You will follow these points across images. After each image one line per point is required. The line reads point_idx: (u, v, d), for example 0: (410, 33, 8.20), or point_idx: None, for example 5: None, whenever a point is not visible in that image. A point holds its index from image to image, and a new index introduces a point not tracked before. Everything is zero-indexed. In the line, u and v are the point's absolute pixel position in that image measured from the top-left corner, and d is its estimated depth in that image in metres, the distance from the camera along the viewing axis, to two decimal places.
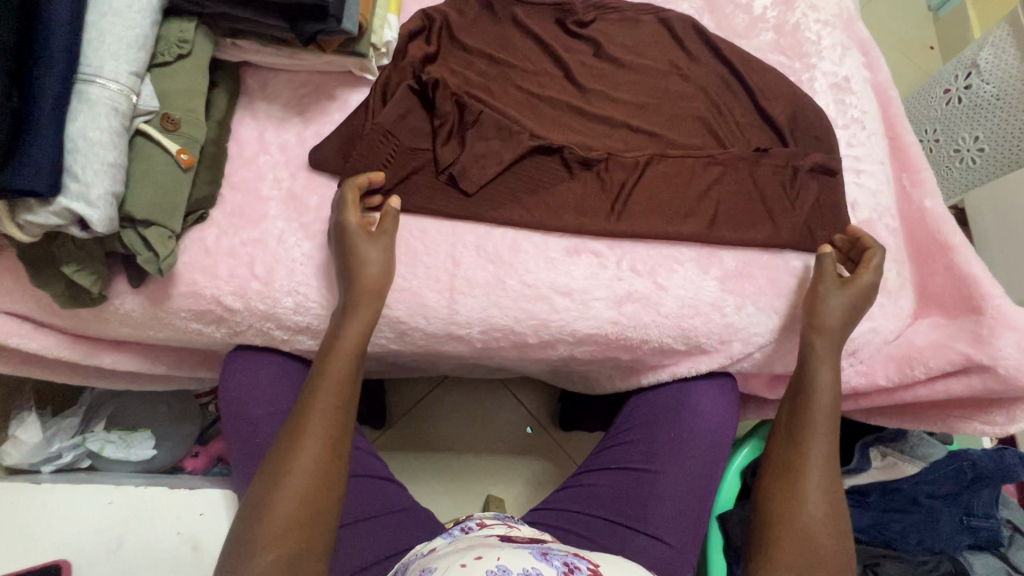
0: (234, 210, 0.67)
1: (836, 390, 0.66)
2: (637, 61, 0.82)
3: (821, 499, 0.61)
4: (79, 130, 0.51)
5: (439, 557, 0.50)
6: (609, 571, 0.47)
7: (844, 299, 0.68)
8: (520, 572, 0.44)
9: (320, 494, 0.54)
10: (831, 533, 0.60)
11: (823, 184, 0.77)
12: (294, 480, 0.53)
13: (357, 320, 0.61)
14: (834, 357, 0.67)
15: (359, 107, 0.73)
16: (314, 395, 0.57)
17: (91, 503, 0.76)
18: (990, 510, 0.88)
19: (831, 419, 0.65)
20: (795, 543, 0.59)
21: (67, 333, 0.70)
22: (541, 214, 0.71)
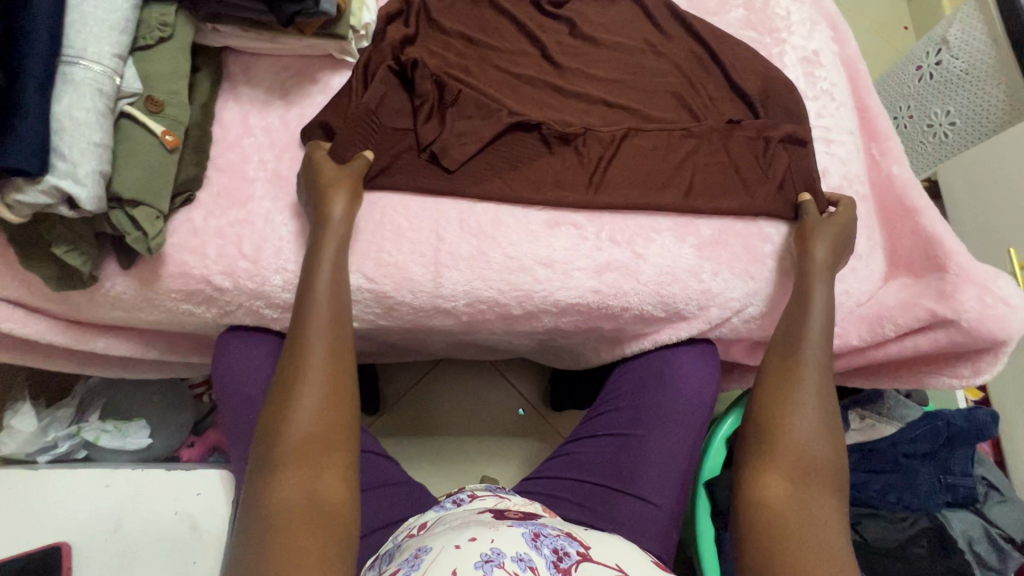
0: (221, 191, 0.69)
1: (828, 314, 0.68)
2: (614, 40, 0.84)
3: (815, 409, 0.63)
4: (64, 110, 0.53)
5: (434, 537, 0.51)
6: (598, 553, 0.49)
7: (830, 228, 0.72)
8: (512, 556, 0.45)
9: (336, 417, 0.56)
10: (824, 438, 0.62)
11: (796, 157, 0.79)
12: (311, 404, 0.55)
13: (327, 254, 0.63)
14: (827, 283, 0.70)
15: (342, 88, 0.75)
16: (312, 320, 0.59)
17: (89, 487, 0.78)
18: (968, 468, 0.90)
19: (822, 336, 0.67)
20: (792, 451, 0.61)
21: (59, 319, 0.71)
22: (521, 188, 0.73)
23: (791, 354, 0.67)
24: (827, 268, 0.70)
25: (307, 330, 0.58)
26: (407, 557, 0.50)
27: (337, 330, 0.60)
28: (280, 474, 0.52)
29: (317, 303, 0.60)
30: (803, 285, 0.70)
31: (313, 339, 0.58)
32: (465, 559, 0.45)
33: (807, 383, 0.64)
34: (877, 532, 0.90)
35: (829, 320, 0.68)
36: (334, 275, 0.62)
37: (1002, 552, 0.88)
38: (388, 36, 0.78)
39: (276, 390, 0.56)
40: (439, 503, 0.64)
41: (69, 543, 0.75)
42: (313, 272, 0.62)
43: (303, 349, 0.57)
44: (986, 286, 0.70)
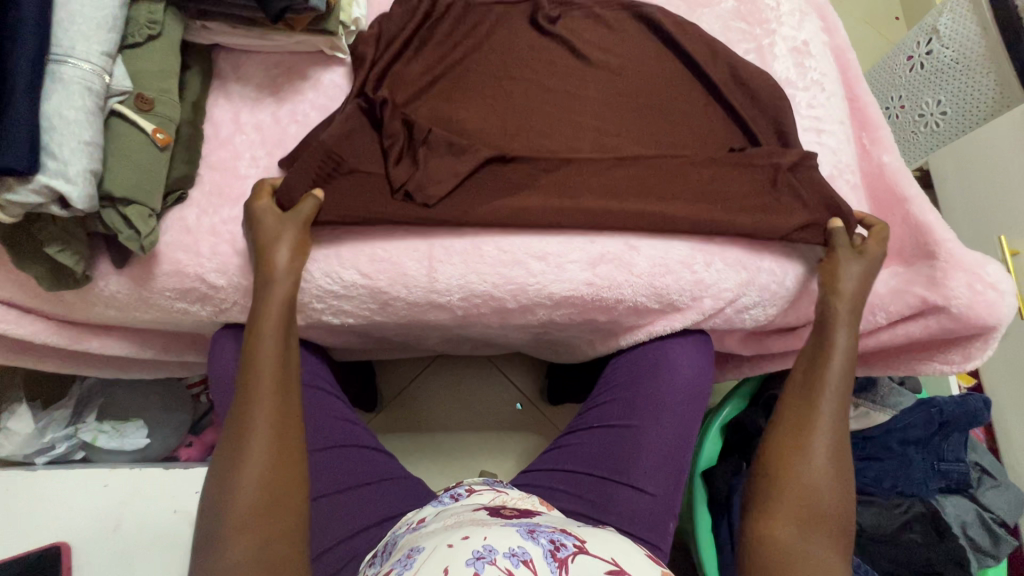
0: (213, 189, 0.69)
1: (849, 359, 0.67)
2: (605, 65, 0.83)
3: (826, 452, 0.62)
4: (54, 109, 0.53)
5: (428, 536, 0.52)
6: (593, 547, 0.49)
7: (859, 265, 0.71)
8: (505, 551, 0.46)
9: (280, 476, 0.55)
10: (833, 483, 0.61)
11: (805, 185, 0.75)
12: (255, 467, 0.54)
13: (270, 312, 0.61)
14: (850, 324, 0.69)
15: (304, 138, 0.71)
16: (258, 372, 0.58)
17: (87, 488, 0.78)
18: (960, 454, 0.92)
19: (840, 383, 0.65)
20: (798, 496, 0.60)
21: (54, 319, 0.71)
22: (509, 214, 0.70)
23: (804, 400, 0.65)
24: (851, 317, 0.69)
25: (251, 386, 0.58)
26: (399, 557, 0.50)
27: (280, 385, 0.59)
28: (228, 540, 0.52)
29: (262, 357, 0.59)
30: (826, 326, 0.69)
31: (257, 397, 0.57)
32: (456, 557, 0.46)
33: (816, 431, 0.63)
34: (872, 518, 0.91)
35: (850, 364, 0.67)
36: (278, 325, 0.61)
37: (995, 535, 0.89)
38: (360, 70, 0.76)
39: (224, 451, 0.56)
40: (437, 498, 0.65)
41: (69, 544, 0.75)
42: (258, 320, 0.61)
43: (246, 408, 0.57)
44: (977, 272, 0.71)
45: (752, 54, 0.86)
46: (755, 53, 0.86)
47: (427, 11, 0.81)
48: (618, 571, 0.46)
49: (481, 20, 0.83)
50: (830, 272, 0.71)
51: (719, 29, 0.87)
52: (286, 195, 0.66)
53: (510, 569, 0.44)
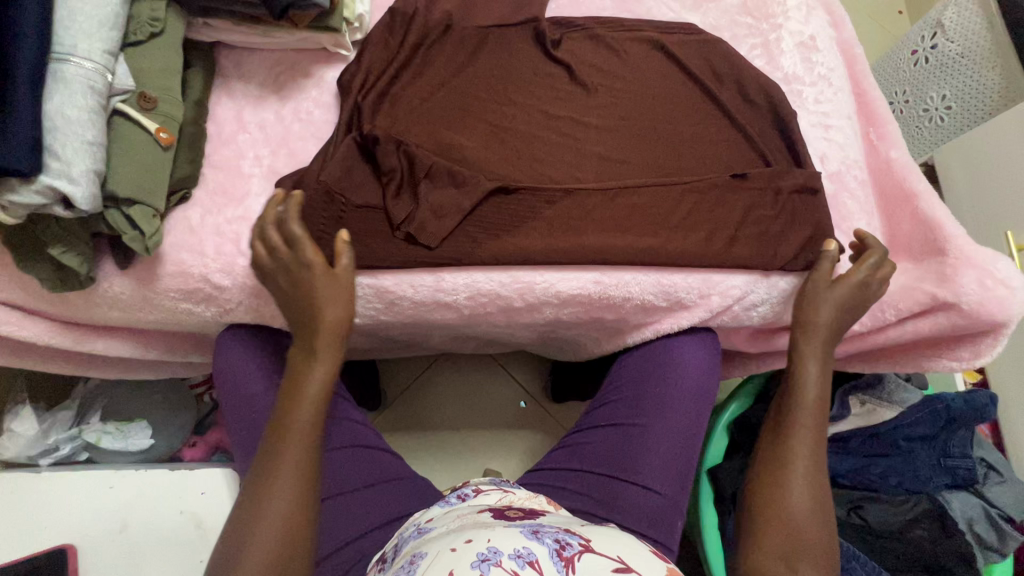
0: (217, 188, 0.68)
1: (823, 388, 0.67)
2: (610, 85, 0.80)
3: (807, 488, 0.61)
4: (56, 108, 0.52)
5: (430, 541, 0.52)
6: (601, 545, 0.48)
7: (834, 297, 0.69)
8: (510, 552, 0.45)
9: (291, 538, 0.52)
10: (815, 520, 0.59)
11: (808, 209, 0.75)
12: (268, 526, 0.51)
13: (319, 364, 0.58)
14: (822, 355, 0.68)
15: (301, 170, 0.69)
16: (294, 424, 0.55)
17: (92, 490, 0.77)
18: (967, 450, 0.91)
19: (813, 413, 0.65)
20: (780, 537, 0.58)
21: (57, 320, 0.71)
22: (515, 252, 0.69)
23: (781, 432, 0.65)
24: (823, 349, 0.68)
25: (279, 450, 0.54)
26: (403, 565, 0.50)
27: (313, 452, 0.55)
28: None
29: (296, 419, 0.55)
30: (797, 352, 0.69)
31: (284, 462, 0.54)
32: (462, 561, 0.45)
33: (796, 463, 0.62)
34: (879, 516, 0.91)
35: (823, 392, 0.67)
36: (320, 389, 0.57)
37: (1000, 531, 0.89)
38: (350, 96, 0.72)
39: (240, 511, 0.53)
40: (444, 498, 0.65)
41: (75, 545, 0.74)
42: (302, 367, 0.58)
43: (270, 473, 0.53)
44: (986, 268, 0.70)
45: (758, 49, 0.85)
46: (761, 48, 0.85)
47: (422, 27, 0.77)
48: (625, 568, 0.45)
49: (479, 36, 0.78)
50: (806, 301, 0.70)
51: (725, 23, 0.86)
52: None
53: (515, 570, 0.44)
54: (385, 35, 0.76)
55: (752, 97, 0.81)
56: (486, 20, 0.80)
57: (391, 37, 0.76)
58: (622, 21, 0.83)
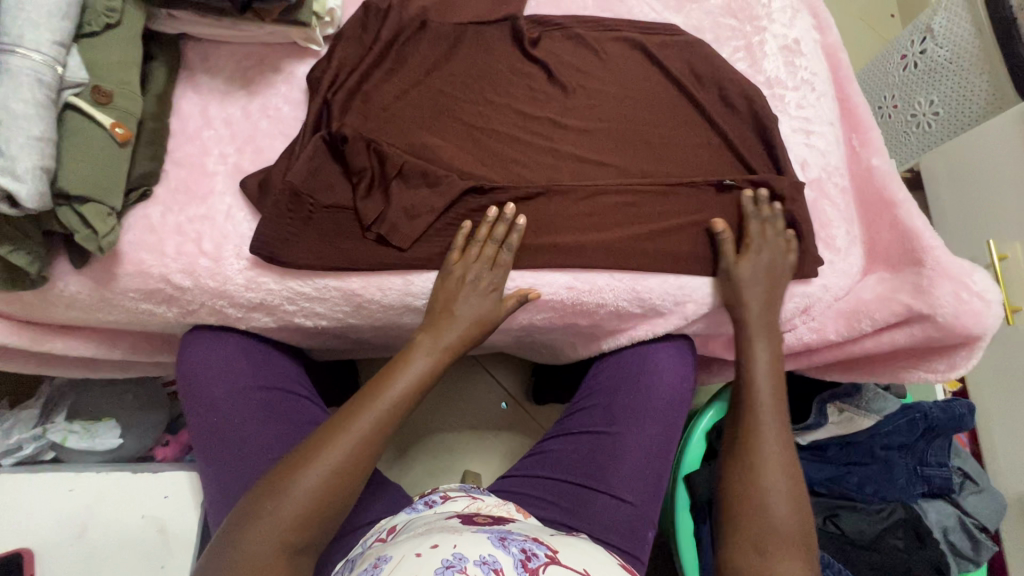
0: (179, 185, 0.66)
1: (774, 374, 0.69)
2: (590, 85, 0.78)
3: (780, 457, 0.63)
4: (0, 102, 0.50)
5: (396, 545, 0.50)
6: (567, 557, 0.48)
7: (753, 274, 0.70)
8: (475, 559, 0.44)
9: (345, 474, 0.54)
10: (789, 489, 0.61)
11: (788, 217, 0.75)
12: (335, 455, 0.54)
13: (439, 341, 0.63)
14: (768, 338, 0.70)
15: (269, 168, 0.67)
16: (393, 386, 0.59)
17: (53, 492, 0.75)
18: (943, 459, 0.92)
19: (770, 405, 0.67)
20: (760, 500, 0.60)
21: (13, 319, 0.69)
22: None
23: (744, 431, 0.66)
24: (770, 334, 0.70)
25: (353, 419, 0.56)
26: (368, 567, 0.49)
27: (380, 439, 0.57)
28: (259, 517, 0.51)
29: (377, 404, 0.57)
30: (746, 342, 0.70)
31: (354, 432, 0.55)
32: (426, 565, 0.44)
33: (764, 457, 0.63)
34: (856, 523, 0.90)
35: (775, 382, 0.69)
36: (407, 392, 0.59)
37: (976, 541, 0.90)
38: (319, 93, 0.70)
39: (295, 453, 0.55)
40: (410, 505, 0.64)
41: (32, 550, 0.73)
42: (424, 339, 0.63)
43: (336, 434, 0.55)
44: (963, 280, 0.70)
45: (741, 52, 0.84)
46: (744, 51, 0.84)
47: (396, 24, 0.75)
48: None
49: (456, 33, 0.76)
50: (730, 287, 0.71)
51: (708, 25, 0.85)
52: (254, 244, 0.63)
53: None
54: (357, 31, 0.74)
55: (733, 100, 0.79)
56: (462, 16, 0.77)
57: (364, 34, 0.74)
58: (602, 20, 0.81)
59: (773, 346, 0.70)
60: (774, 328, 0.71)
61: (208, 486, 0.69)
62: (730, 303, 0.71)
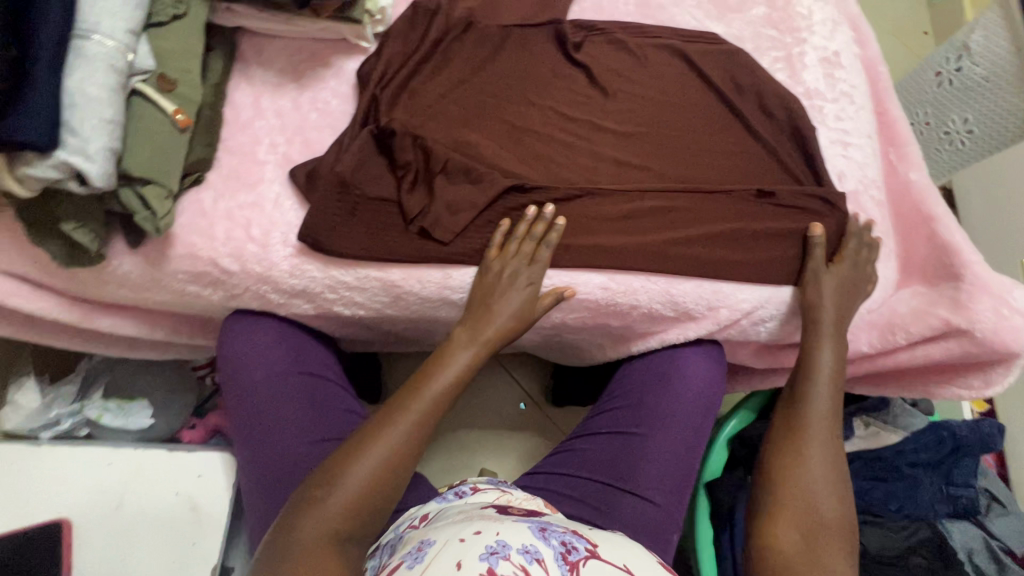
0: (231, 173, 0.68)
1: (836, 374, 0.69)
2: (630, 90, 0.79)
3: (827, 456, 0.64)
4: (77, 85, 0.52)
5: (439, 529, 0.51)
6: (606, 551, 0.48)
7: (834, 287, 0.72)
8: (518, 548, 0.45)
9: (400, 458, 0.56)
10: (833, 486, 0.62)
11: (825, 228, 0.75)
12: (392, 438, 0.56)
13: (485, 329, 0.65)
14: (835, 341, 0.70)
15: (317, 159, 0.69)
16: (445, 373, 0.61)
17: (93, 466, 0.78)
18: (971, 479, 0.90)
19: (830, 404, 0.67)
20: (803, 496, 0.61)
21: (66, 296, 0.71)
22: None
23: (798, 424, 0.66)
24: (833, 337, 0.70)
25: (400, 412, 0.58)
26: (410, 550, 0.50)
27: (427, 430, 0.58)
28: (319, 497, 0.53)
29: (423, 397, 0.59)
30: (813, 335, 0.70)
31: (401, 423, 0.57)
32: (470, 551, 0.45)
33: (816, 452, 0.64)
34: (878, 541, 0.89)
35: (836, 384, 0.69)
36: (451, 384, 0.61)
37: (1002, 564, 0.87)
38: (368, 89, 0.72)
39: (346, 446, 0.57)
40: (441, 494, 0.65)
41: (71, 520, 0.75)
42: (473, 326, 0.65)
43: (386, 426, 0.57)
44: (1002, 296, 0.70)
45: (781, 62, 0.84)
46: (784, 61, 0.84)
47: (444, 24, 0.76)
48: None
49: (501, 35, 0.78)
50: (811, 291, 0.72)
51: (749, 35, 0.85)
52: (300, 231, 0.66)
53: (524, 565, 0.44)
54: (405, 29, 0.75)
55: (772, 110, 0.80)
56: (508, 18, 0.79)
57: (412, 32, 0.76)
58: (644, 26, 0.82)
59: (841, 349, 0.70)
60: (845, 331, 0.71)
61: (244, 466, 0.71)
62: (807, 304, 0.72)
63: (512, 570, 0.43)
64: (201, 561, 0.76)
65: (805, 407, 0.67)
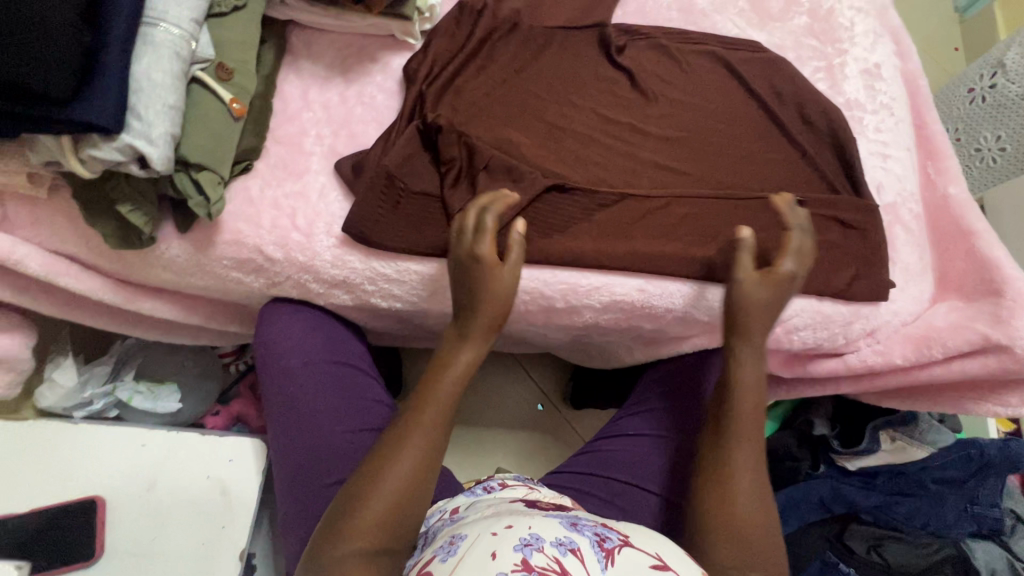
0: (278, 162, 0.69)
1: (757, 384, 0.62)
2: (671, 95, 0.79)
3: (751, 487, 0.57)
4: (143, 71, 0.54)
5: (471, 524, 0.51)
6: (638, 540, 0.47)
7: (768, 294, 0.63)
8: (552, 540, 0.44)
9: (423, 468, 0.53)
10: (758, 518, 0.56)
11: (861, 239, 0.75)
12: (413, 451, 0.53)
13: (478, 315, 0.59)
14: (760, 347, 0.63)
15: (364, 151, 0.70)
16: (451, 372, 0.57)
17: (127, 446, 0.79)
18: (995, 500, 0.87)
19: (754, 418, 0.60)
20: (732, 536, 0.54)
21: (111, 277, 0.72)
22: (569, 249, 0.69)
23: (721, 446, 0.59)
24: (756, 340, 0.63)
25: (412, 424, 0.55)
26: (442, 544, 0.49)
27: (443, 438, 0.55)
28: (348, 523, 0.50)
29: (431, 403, 0.56)
30: (734, 348, 0.63)
31: (417, 435, 0.54)
32: (504, 542, 0.44)
33: (739, 472, 0.57)
34: (900, 555, 0.89)
35: (758, 394, 0.62)
36: (455, 384, 0.57)
37: None
38: (415, 85, 0.73)
39: (366, 464, 0.54)
40: (470, 490, 0.65)
41: (104, 499, 0.76)
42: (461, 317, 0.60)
43: (401, 441, 0.54)
44: None
45: (822, 72, 0.84)
46: (825, 71, 0.84)
47: (490, 23, 0.78)
48: (663, 566, 0.44)
49: (545, 37, 0.79)
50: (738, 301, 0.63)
51: (790, 44, 0.86)
52: (346, 223, 0.66)
53: (558, 557, 0.43)
54: (452, 27, 0.77)
55: (812, 120, 0.80)
56: (553, 20, 0.80)
57: (458, 30, 0.77)
58: (686, 32, 0.83)
59: (759, 350, 0.63)
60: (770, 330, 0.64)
61: (277, 452, 0.71)
62: (730, 313, 0.64)
63: (547, 562, 0.42)
64: (229, 544, 0.77)
65: (727, 423, 0.60)
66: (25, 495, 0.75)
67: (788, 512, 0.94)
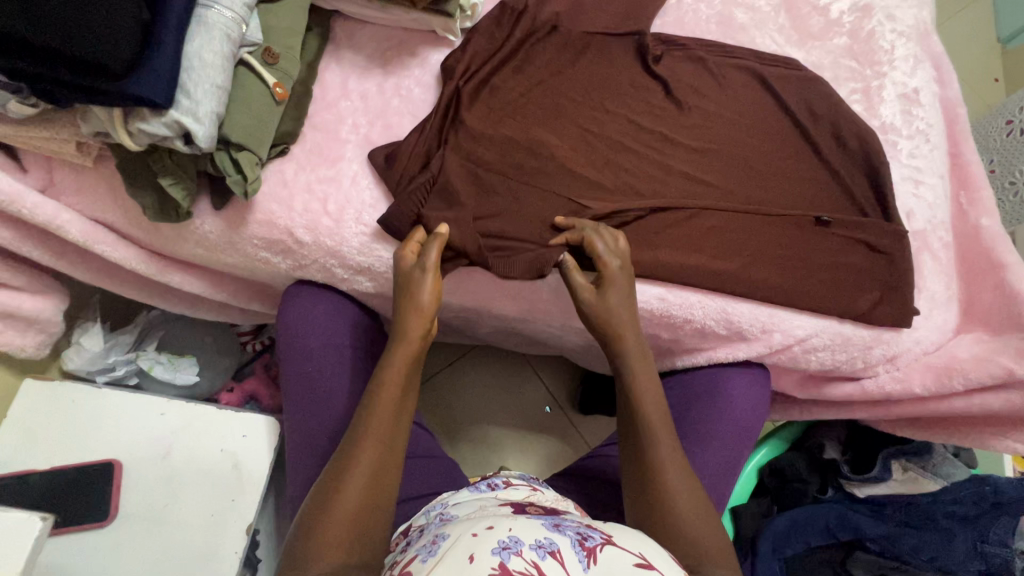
0: (314, 148, 0.71)
1: (642, 355, 0.63)
2: (703, 107, 0.79)
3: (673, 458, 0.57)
4: (195, 50, 0.56)
5: (454, 523, 0.48)
6: (622, 540, 0.45)
7: (623, 298, 0.63)
8: (531, 543, 0.42)
9: (384, 472, 0.53)
10: (688, 493, 0.55)
11: (887, 265, 0.75)
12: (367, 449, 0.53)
13: (418, 307, 0.59)
14: (637, 333, 0.63)
15: (400, 142, 0.71)
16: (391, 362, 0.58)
17: (147, 414, 0.81)
18: (1008, 540, 0.81)
19: (652, 388, 0.61)
20: (670, 519, 0.54)
21: (144, 248, 0.74)
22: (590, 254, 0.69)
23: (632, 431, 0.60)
24: (629, 333, 0.62)
25: (365, 424, 0.55)
26: (425, 543, 0.47)
27: (400, 424, 0.56)
28: (316, 540, 0.48)
29: (381, 400, 0.56)
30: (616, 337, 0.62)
31: (375, 426, 0.54)
32: (482, 545, 0.42)
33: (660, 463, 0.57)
34: None
35: (647, 363, 0.63)
36: (399, 378, 0.57)
37: None
38: (452, 81, 0.74)
39: (324, 478, 0.53)
40: (472, 484, 0.61)
41: (121, 463, 0.78)
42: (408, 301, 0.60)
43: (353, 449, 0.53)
44: None
45: (858, 94, 0.84)
46: (862, 93, 0.84)
47: (529, 24, 0.79)
48: (646, 565, 0.42)
49: (583, 42, 0.80)
50: (603, 314, 0.62)
51: (828, 63, 0.85)
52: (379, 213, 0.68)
53: (536, 562, 0.40)
54: (492, 26, 0.78)
55: (846, 140, 0.79)
56: (592, 26, 0.81)
57: (497, 29, 0.78)
58: (726, 46, 0.83)
59: (640, 345, 0.63)
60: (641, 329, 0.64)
61: (291, 430, 0.72)
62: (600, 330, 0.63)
63: (524, 566, 0.40)
64: (238, 518, 0.78)
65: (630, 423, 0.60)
66: (47, 454, 0.77)
67: (791, 535, 0.91)
